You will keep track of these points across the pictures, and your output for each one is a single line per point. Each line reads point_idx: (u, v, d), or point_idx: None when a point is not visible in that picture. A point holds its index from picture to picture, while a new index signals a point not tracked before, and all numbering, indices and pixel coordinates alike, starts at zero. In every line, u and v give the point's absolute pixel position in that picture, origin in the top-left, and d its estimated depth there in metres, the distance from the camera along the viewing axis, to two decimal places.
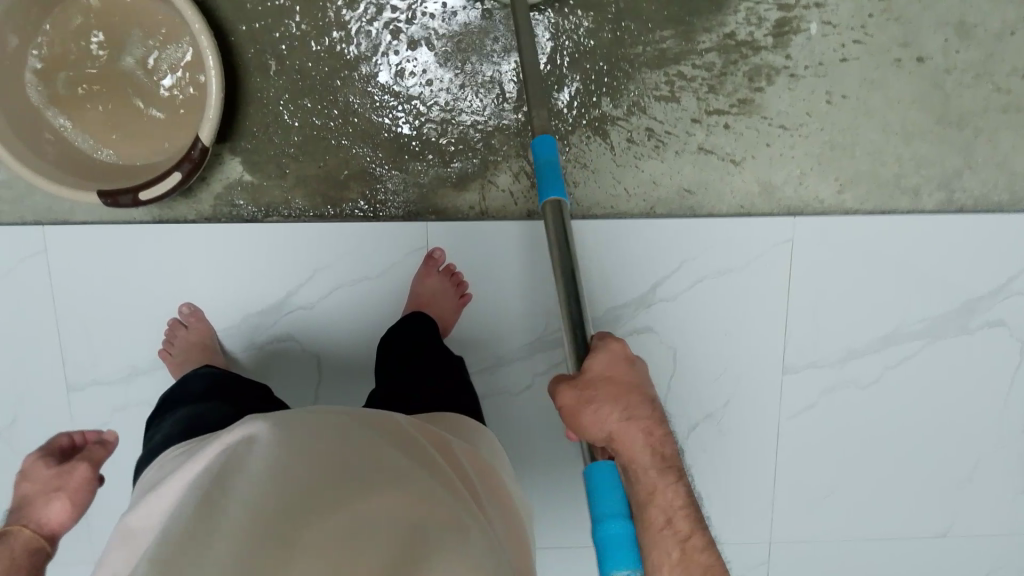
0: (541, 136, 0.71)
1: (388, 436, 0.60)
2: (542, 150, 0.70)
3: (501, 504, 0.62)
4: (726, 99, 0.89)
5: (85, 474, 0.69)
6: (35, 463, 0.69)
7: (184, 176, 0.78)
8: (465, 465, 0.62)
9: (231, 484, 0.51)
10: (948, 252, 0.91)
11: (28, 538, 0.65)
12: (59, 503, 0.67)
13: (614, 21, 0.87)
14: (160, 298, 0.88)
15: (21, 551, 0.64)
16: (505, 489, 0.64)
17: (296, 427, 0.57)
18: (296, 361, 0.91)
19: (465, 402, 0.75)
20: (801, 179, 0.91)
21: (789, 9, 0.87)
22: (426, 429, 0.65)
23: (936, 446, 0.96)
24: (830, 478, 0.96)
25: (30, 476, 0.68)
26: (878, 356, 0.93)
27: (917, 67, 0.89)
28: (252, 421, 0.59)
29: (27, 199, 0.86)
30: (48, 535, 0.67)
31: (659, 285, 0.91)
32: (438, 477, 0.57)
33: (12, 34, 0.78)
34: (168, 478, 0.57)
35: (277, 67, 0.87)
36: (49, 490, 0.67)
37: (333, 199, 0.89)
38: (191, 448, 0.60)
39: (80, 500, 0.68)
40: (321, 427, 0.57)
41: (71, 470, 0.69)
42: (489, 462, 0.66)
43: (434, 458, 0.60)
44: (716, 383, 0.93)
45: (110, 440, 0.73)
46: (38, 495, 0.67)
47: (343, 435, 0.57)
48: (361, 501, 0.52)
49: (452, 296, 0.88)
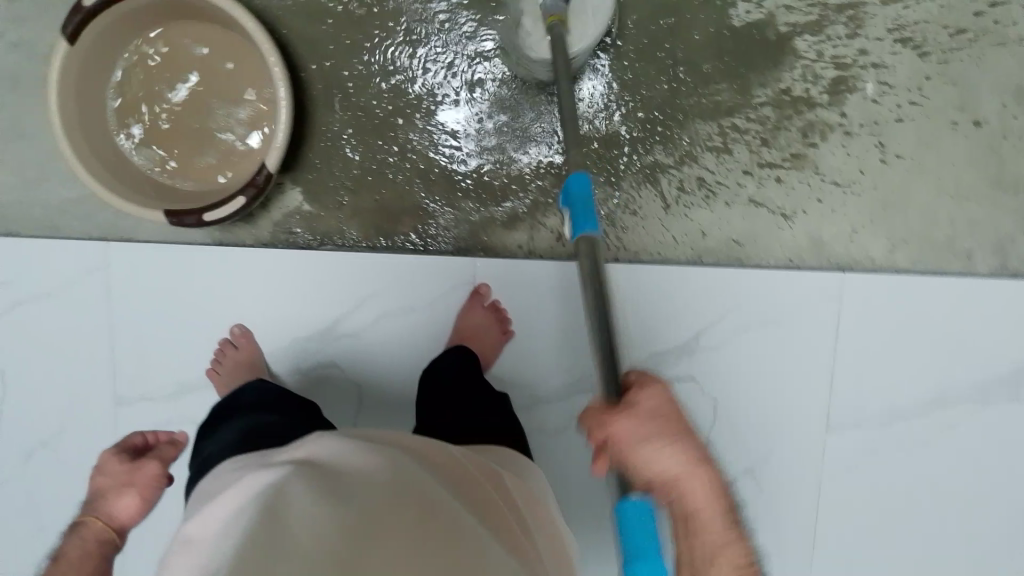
0: (574, 178, 0.68)
1: (440, 467, 0.62)
2: (574, 192, 0.67)
3: (547, 538, 0.63)
4: (778, 153, 0.89)
5: (154, 470, 0.75)
6: (110, 458, 0.76)
7: (247, 200, 0.80)
8: (514, 497, 0.64)
9: (291, 501, 0.53)
10: (999, 318, 0.90)
11: (98, 529, 0.71)
12: (130, 496, 0.73)
13: (671, 73, 0.89)
14: (214, 319, 0.90)
15: (93, 540, 0.70)
16: (550, 524, 0.65)
17: (357, 452, 0.59)
18: (339, 388, 0.92)
19: (508, 435, 0.76)
20: (851, 237, 0.91)
21: (846, 68, 0.88)
22: (477, 458, 0.67)
23: (982, 517, 0.93)
24: (870, 543, 0.94)
25: (105, 470, 0.75)
26: (924, 420, 0.92)
27: (973, 131, 0.89)
28: (315, 445, 0.61)
29: (96, 215, 0.90)
30: (118, 527, 0.72)
31: (703, 334, 0.91)
32: (488, 507, 0.59)
33: (98, 58, 0.82)
34: (226, 488, 0.59)
35: (341, 102, 0.90)
36: (120, 484, 0.73)
37: (386, 232, 0.91)
38: (247, 460, 0.63)
39: (149, 495, 0.73)
40: (379, 454, 0.60)
41: (140, 467, 0.75)
42: (535, 495, 0.67)
43: (484, 487, 0.61)
44: (757, 437, 0.92)
45: (178, 441, 0.79)
46: (112, 487, 0.74)
47: (393, 464, 0.59)
48: (417, 523, 0.53)
49: (495, 331, 0.89)
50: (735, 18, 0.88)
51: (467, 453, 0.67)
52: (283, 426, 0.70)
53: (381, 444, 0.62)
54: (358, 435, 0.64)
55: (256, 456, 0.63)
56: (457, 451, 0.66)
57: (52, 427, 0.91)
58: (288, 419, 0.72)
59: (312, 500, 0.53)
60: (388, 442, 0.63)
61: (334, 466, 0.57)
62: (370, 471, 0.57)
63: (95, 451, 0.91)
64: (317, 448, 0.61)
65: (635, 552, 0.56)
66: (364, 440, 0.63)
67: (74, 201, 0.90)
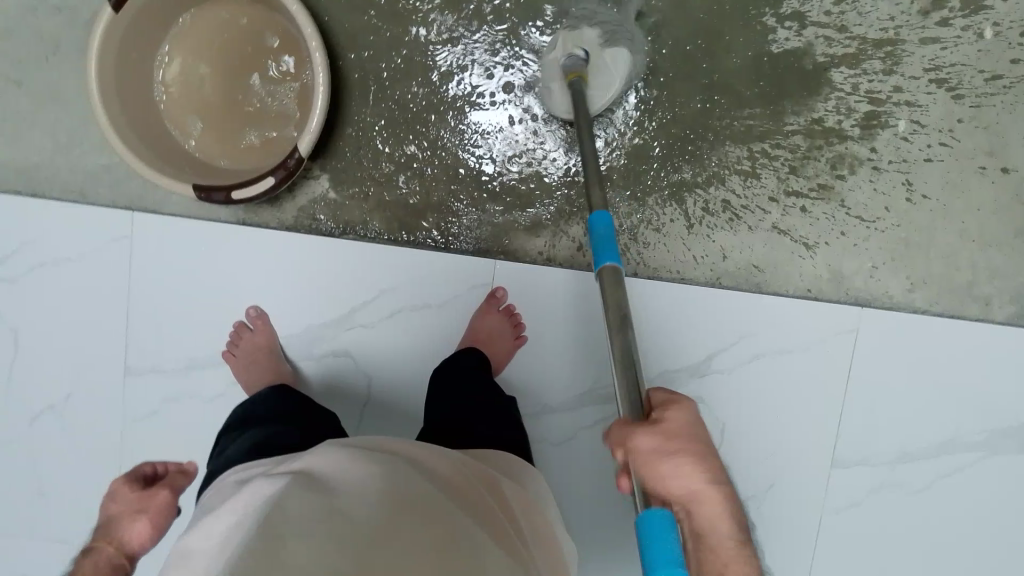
0: (597, 213, 0.67)
1: (445, 476, 0.61)
2: (597, 226, 0.67)
3: (550, 554, 0.63)
4: (805, 182, 0.90)
5: (167, 497, 0.68)
6: (120, 487, 0.69)
7: (277, 182, 0.81)
8: (518, 509, 0.63)
9: (292, 503, 0.53)
10: (1013, 366, 0.90)
11: (110, 555, 0.64)
12: (142, 524, 0.65)
13: (705, 93, 0.89)
14: (230, 297, 0.91)
15: (103, 566, 0.63)
16: (550, 535, 0.65)
17: (363, 457, 0.59)
18: (347, 378, 0.91)
19: (516, 441, 0.75)
20: (871, 272, 0.90)
21: (879, 103, 0.89)
22: (479, 469, 0.66)
23: (981, 568, 0.92)
24: None
25: (117, 498, 0.68)
26: (930, 463, 0.91)
27: (1000, 178, 0.89)
28: (319, 450, 0.61)
29: (122, 184, 0.90)
30: (130, 554, 0.65)
31: (715, 356, 0.91)
32: (495, 522, 0.58)
33: (144, 30, 0.84)
34: (230, 497, 0.59)
35: (377, 94, 0.90)
36: (132, 510, 0.66)
37: (409, 227, 0.92)
38: (249, 470, 0.63)
39: (161, 521, 0.66)
40: (383, 460, 0.60)
41: (152, 494, 0.68)
42: (537, 502, 0.67)
43: (489, 498, 0.61)
44: (761, 465, 0.92)
45: (190, 470, 0.71)
46: (123, 516, 0.66)
47: (393, 470, 0.59)
48: (417, 531, 0.53)
49: (508, 336, 0.89)
50: (774, 44, 0.89)
51: (469, 463, 0.67)
52: (292, 438, 0.70)
53: (386, 451, 0.62)
54: (361, 441, 0.64)
55: (260, 467, 0.63)
56: (460, 461, 0.65)
57: (59, 391, 0.91)
58: (299, 431, 0.72)
59: (321, 505, 0.53)
60: (392, 449, 0.63)
61: (341, 471, 0.57)
62: (377, 478, 0.57)
63: (100, 418, 0.91)
64: (317, 455, 0.61)
65: (656, 557, 0.50)
66: (368, 446, 0.63)
67: (103, 168, 0.90)
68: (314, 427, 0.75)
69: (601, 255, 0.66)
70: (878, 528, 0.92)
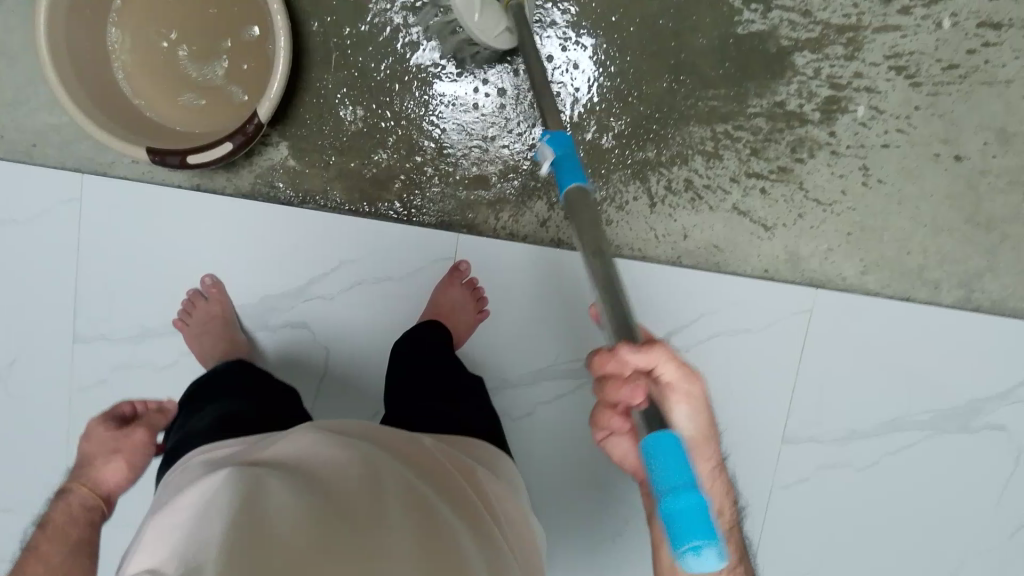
0: (558, 131, 0.63)
1: (420, 467, 0.61)
2: (560, 142, 0.62)
3: (522, 541, 0.62)
4: (766, 164, 0.91)
5: (142, 437, 0.73)
6: (95, 430, 0.74)
7: (234, 148, 0.79)
8: (487, 494, 0.63)
9: (264, 483, 0.52)
10: (957, 349, 0.93)
11: (84, 496, 0.70)
12: (116, 463, 0.71)
13: (671, 73, 0.89)
14: (185, 265, 0.88)
15: (78, 505, 0.69)
16: (522, 528, 0.64)
17: (344, 450, 0.59)
18: (305, 349, 0.90)
19: (475, 421, 0.75)
20: (826, 254, 0.92)
21: (840, 88, 0.90)
22: (448, 451, 0.66)
23: (921, 541, 0.96)
24: (812, 557, 0.95)
25: (92, 436, 0.74)
26: (877, 441, 0.94)
27: (953, 165, 0.92)
28: (299, 438, 0.60)
29: (72, 146, 0.87)
30: (104, 495, 0.71)
31: (673, 334, 0.92)
32: (472, 513, 0.58)
33: None
34: (202, 475, 0.57)
35: (339, 62, 0.88)
36: (107, 448, 0.72)
37: (370, 197, 0.90)
38: (219, 450, 0.62)
39: (136, 459, 0.72)
40: (365, 454, 0.59)
41: (129, 433, 0.73)
42: (509, 487, 0.67)
43: (465, 487, 0.61)
44: (716, 442, 0.94)
45: (167, 407, 0.77)
46: (98, 453, 0.72)
47: (368, 459, 0.58)
48: (385, 522, 0.52)
49: (470, 310, 0.89)
50: (739, 25, 0.89)
51: (443, 449, 0.66)
52: (251, 413, 0.70)
53: (366, 444, 0.61)
54: (337, 430, 0.63)
55: (232, 450, 0.61)
56: (436, 450, 0.65)
57: (3, 359, 0.88)
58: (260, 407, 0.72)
59: (310, 497, 0.52)
60: (370, 440, 0.62)
61: (324, 464, 0.56)
62: (360, 472, 0.56)
63: (46, 386, 0.88)
64: (294, 438, 0.60)
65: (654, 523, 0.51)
66: (345, 435, 0.62)
67: (51, 129, 0.87)
68: (274, 402, 0.74)
69: (565, 177, 0.61)
70: (825, 505, 0.95)
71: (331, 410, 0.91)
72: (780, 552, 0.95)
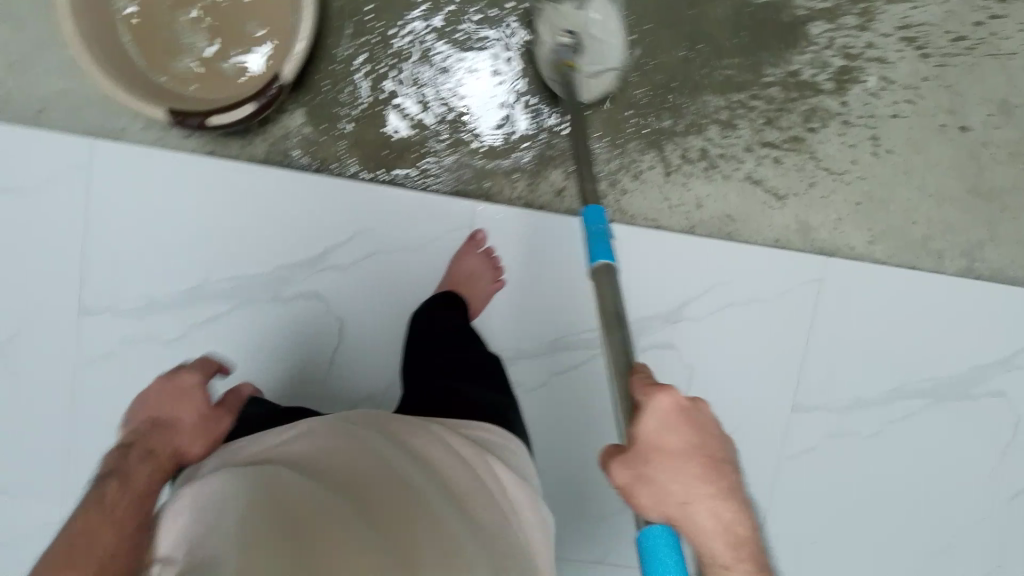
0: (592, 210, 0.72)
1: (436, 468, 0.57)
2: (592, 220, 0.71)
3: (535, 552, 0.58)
4: (779, 134, 0.92)
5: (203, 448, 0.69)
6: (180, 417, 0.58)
7: (256, 110, 0.77)
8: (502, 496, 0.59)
9: (269, 476, 0.49)
10: (960, 318, 0.95)
11: None
12: None
13: (687, 43, 0.90)
14: (196, 235, 0.87)
15: None
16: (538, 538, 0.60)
17: (355, 445, 0.55)
18: (318, 321, 0.89)
19: (468, 389, 0.72)
20: (836, 224, 0.94)
21: (853, 58, 0.91)
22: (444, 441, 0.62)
23: (924, 507, 0.98)
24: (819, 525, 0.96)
25: None
26: (882, 409, 0.96)
27: (957, 136, 0.94)
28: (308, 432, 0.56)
29: (80, 111, 0.85)
30: None
31: (687, 304, 0.93)
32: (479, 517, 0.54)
33: None
34: (190, 480, 0.51)
35: (356, 30, 0.89)
36: None
37: (387, 165, 0.90)
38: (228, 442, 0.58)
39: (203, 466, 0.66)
40: (378, 451, 0.55)
41: None
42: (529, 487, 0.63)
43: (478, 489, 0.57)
44: (727, 411, 0.94)
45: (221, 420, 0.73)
46: None
47: (380, 460, 0.54)
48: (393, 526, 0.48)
49: (487, 277, 0.88)
50: None
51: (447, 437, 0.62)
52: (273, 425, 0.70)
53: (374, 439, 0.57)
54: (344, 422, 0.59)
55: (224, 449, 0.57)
56: (449, 440, 0.61)
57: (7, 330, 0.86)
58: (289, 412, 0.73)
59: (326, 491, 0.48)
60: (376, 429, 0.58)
61: (332, 457, 0.53)
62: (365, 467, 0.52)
63: (52, 358, 0.86)
64: (305, 433, 0.56)
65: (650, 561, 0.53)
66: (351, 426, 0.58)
67: (58, 93, 0.85)
68: None
69: (595, 251, 0.69)
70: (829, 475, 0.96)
71: (343, 383, 0.89)
72: (788, 523, 0.97)
